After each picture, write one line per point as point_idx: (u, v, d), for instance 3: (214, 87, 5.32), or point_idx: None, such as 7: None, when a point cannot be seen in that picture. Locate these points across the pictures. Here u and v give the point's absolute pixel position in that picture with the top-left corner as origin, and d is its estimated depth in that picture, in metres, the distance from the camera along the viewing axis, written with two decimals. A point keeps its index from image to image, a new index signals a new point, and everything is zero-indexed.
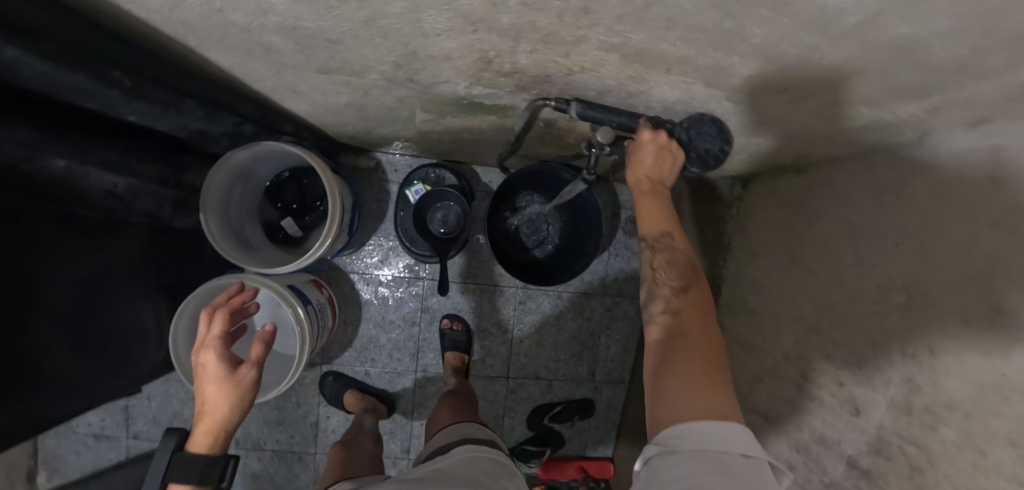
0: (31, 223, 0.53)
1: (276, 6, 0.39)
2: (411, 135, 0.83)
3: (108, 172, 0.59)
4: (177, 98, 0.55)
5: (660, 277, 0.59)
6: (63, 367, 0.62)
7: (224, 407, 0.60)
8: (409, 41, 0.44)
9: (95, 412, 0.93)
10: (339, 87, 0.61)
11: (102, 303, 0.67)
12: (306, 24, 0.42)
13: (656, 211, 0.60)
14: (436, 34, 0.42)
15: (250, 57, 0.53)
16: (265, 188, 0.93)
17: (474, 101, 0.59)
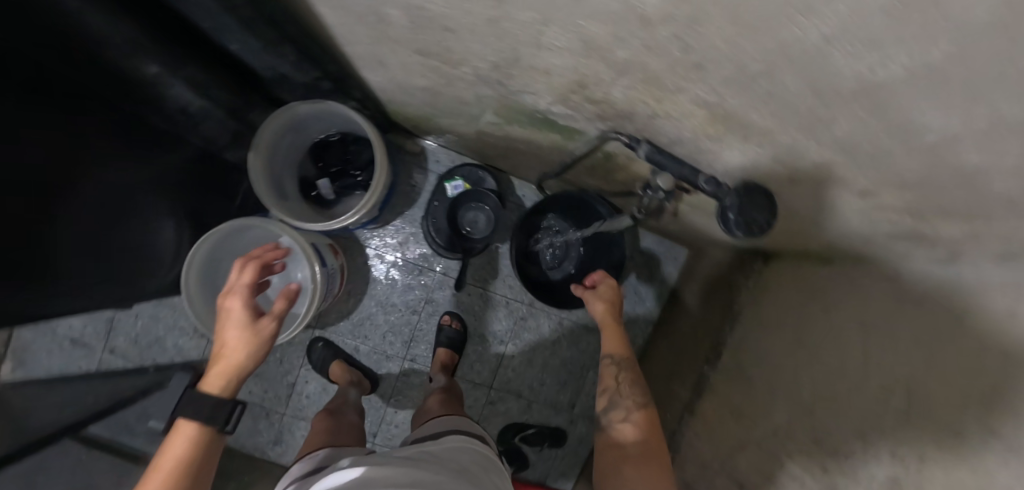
0: None
1: None
2: (468, 132, 0.85)
3: (189, 89, 0.61)
4: (280, 39, 0.58)
5: (622, 390, 0.74)
6: (63, 262, 0.62)
7: (243, 349, 0.59)
8: (519, 47, 0.47)
9: (79, 316, 0.92)
10: (426, 71, 0.64)
11: (121, 209, 0.67)
12: (432, 7, 0.45)
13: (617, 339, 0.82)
14: (548, 49, 0.45)
15: (359, 24, 0.56)
16: (313, 143, 0.94)
17: (548, 117, 0.62)
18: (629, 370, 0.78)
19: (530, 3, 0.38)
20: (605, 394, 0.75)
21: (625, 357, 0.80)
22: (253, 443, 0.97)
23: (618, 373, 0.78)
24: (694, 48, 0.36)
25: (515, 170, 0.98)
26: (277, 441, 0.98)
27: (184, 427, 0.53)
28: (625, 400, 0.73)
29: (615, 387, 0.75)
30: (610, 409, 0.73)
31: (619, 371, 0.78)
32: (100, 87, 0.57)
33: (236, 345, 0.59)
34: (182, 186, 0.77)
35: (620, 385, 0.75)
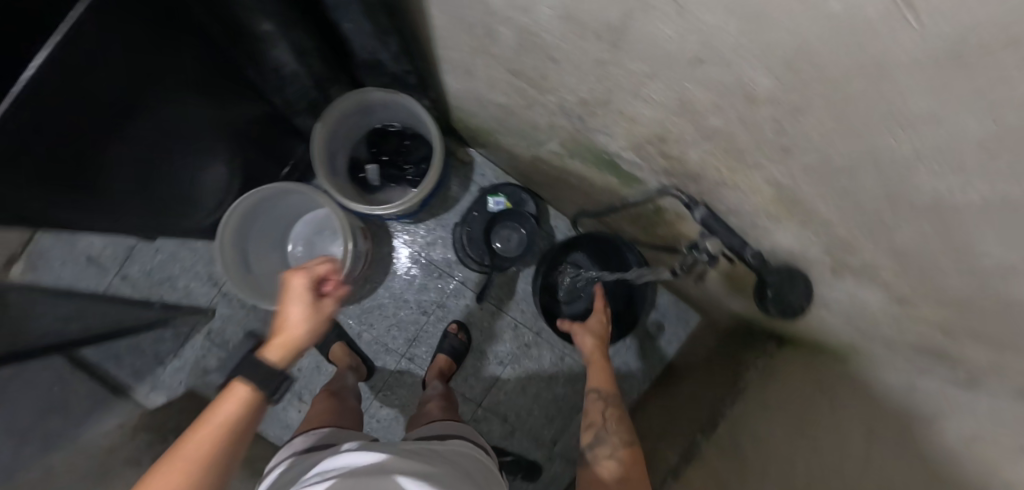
0: (182, 35, 0.57)
1: (540, 14, 0.45)
2: (524, 154, 0.84)
3: (289, 51, 0.64)
4: (389, 28, 0.61)
5: (609, 427, 0.74)
6: (118, 187, 0.61)
7: (309, 323, 0.59)
8: (614, 92, 0.50)
9: (104, 237, 0.97)
10: (511, 91, 0.65)
11: (184, 144, 0.68)
12: (545, 35, 0.48)
13: (604, 375, 0.83)
14: (643, 100, 0.48)
15: (463, 33, 0.59)
16: (372, 130, 0.95)
17: (612, 160, 0.64)
18: (616, 406, 0.79)
19: (647, 56, 0.41)
20: (592, 429, 0.75)
21: (613, 392, 0.81)
22: None
23: (604, 410, 0.78)
24: (787, 132, 0.40)
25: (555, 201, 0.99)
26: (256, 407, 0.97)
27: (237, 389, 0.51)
28: (612, 436, 0.72)
29: (600, 422, 0.75)
30: (596, 445, 0.72)
31: (606, 407, 0.79)
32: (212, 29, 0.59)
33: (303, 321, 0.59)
34: (246, 134, 0.79)
35: (605, 420, 0.75)
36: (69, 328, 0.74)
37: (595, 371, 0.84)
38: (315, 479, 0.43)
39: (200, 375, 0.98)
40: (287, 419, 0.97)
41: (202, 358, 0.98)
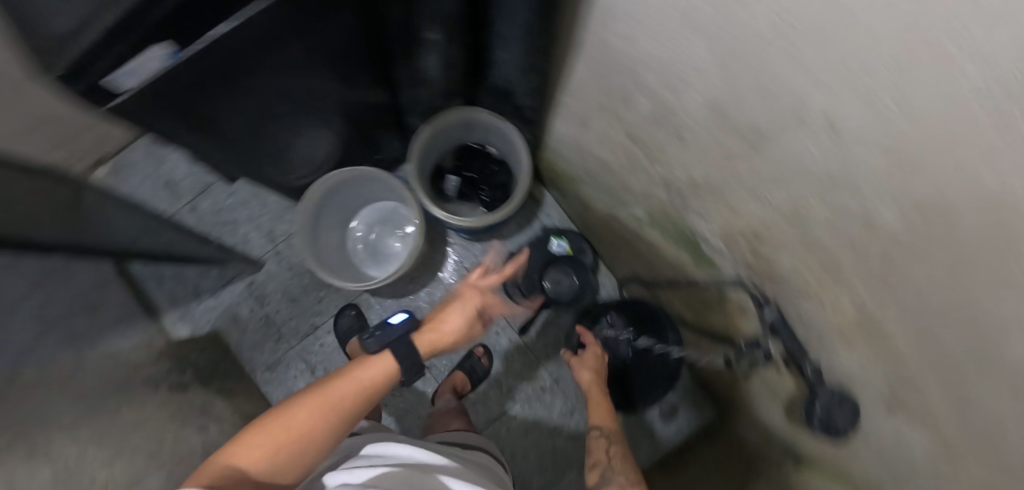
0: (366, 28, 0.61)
1: (686, 98, 0.49)
2: (603, 212, 0.87)
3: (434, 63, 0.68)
4: (526, 71, 0.64)
5: (614, 466, 0.74)
6: (224, 116, 0.64)
7: (460, 335, 0.69)
8: (729, 184, 0.53)
9: (190, 168, 1.05)
10: (616, 151, 0.68)
11: (301, 106, 0.71)
12: (681, 115, 0.51)
13: (604, 410, 0.83)
14: (756, 199, 0.51)
15: (593, 90, 0.63)
16: (464, 143, 0.98)
17: (694, 240, 0.66)
18: (619, 445, 0.79)
19: (782, 164, 0.45)
20: (598, 468, 0.75)
21: (615, 430, 0.81)
22: (252, 358, 1.01)
23: (608, 447, 0.78)
24: (896, 273, 0.41)
25: (611, 260, 1.01)
26: (269, 368, 1.01)
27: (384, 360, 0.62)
28: (618, 477, 0.72)
29: (605, 463, 0.75)
30: (604, 484, 0.71)
31: (609, 445, 0.78)
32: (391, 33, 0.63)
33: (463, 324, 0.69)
34: (359, 116, 0.82)
35: (611, 461, 0.75)
36: (144, 242, 0.81)
37: (595, 406, 0.84)
38: (357, 461, 0.50)
39: (227, 320, 1.01)
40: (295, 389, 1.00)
41: (234, 305, 1.02)
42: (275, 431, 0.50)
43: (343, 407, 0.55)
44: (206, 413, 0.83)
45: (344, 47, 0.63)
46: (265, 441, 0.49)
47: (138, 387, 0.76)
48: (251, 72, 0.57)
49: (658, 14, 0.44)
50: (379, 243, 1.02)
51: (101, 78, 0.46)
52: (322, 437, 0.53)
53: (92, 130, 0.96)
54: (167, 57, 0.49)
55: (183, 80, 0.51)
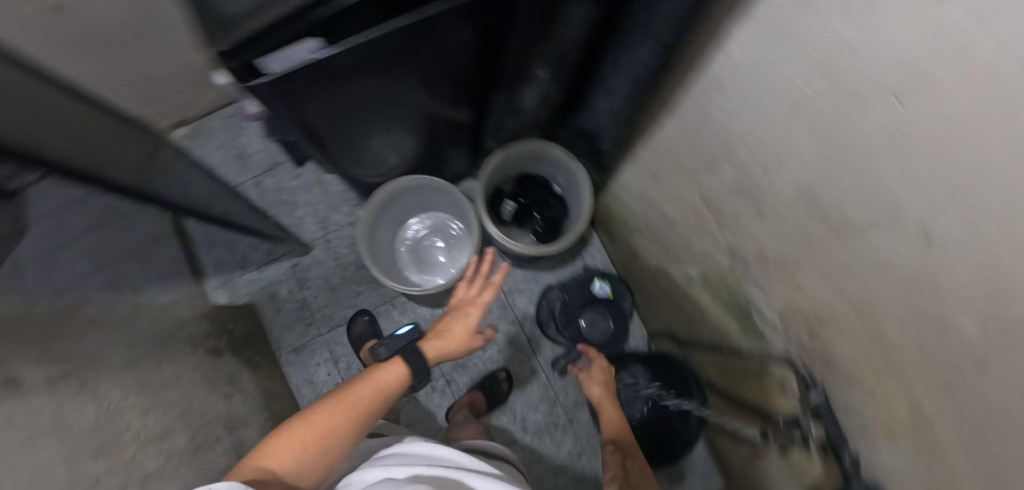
0: (484, 59, 0.62)
1: (776, 177, 0.51)
2: (653, 264, 0.90)
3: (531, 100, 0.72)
4: (625, 119, 0.67)
5: (632, 478, 0.75)
6: (323, 110, 0.63)
7: (464, 342, 0.70)
8: (799, 266, 0.55)
9: (263, 144, 1.10)
10: (684, 211, 0.71)
11: (389, 113, 0.70)
12: (767, 191, 0.54)
13: (618, 422, 0.85)
14: (829, 284, 0.53)
15: (674, 150, 0.67)
16: (526, 173, 1.01)
17: (745, 309, 0.68)
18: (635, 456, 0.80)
19: (862, 259, 0.47)
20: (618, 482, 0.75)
21: (629, 440, 0.83)
22: (282, 339, 1.04)
23: (626, 461, 0.79)
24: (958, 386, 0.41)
25: (648, 311, 1.02)
26: (295, 350, 1.04)
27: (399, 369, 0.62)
28: None
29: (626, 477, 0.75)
30: None
31: (626, 459, 0.79)
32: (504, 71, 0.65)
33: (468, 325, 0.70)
34: (439, 134, 0.85)
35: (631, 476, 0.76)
36: (217, 207, 0.87)
37: (610, 418, 0.86)
38: (395, 460, 0.57)
39: (266, 295, 1.05)
40: (315, 376, 1.03)
41: (274, 283, 1.05)
42: (299, 433, 0.50)
43: (363, 409, 0.56)
44: (232, 383, 0.86)
45: (456, 74, 0.64)
46: (288, 444, 0.49)
47: (179, 344, 0.79)
48: (365, 73, 0.56)
49: (773, 94, 0.47)
50: (425, 252, 1.05)
51: (245, 59, 0.48)
52: (344, 435, 0.53)
53: (184, 93, 1.03)
54: (311, 53, 0.50)
55: (312, 66, 0.51)
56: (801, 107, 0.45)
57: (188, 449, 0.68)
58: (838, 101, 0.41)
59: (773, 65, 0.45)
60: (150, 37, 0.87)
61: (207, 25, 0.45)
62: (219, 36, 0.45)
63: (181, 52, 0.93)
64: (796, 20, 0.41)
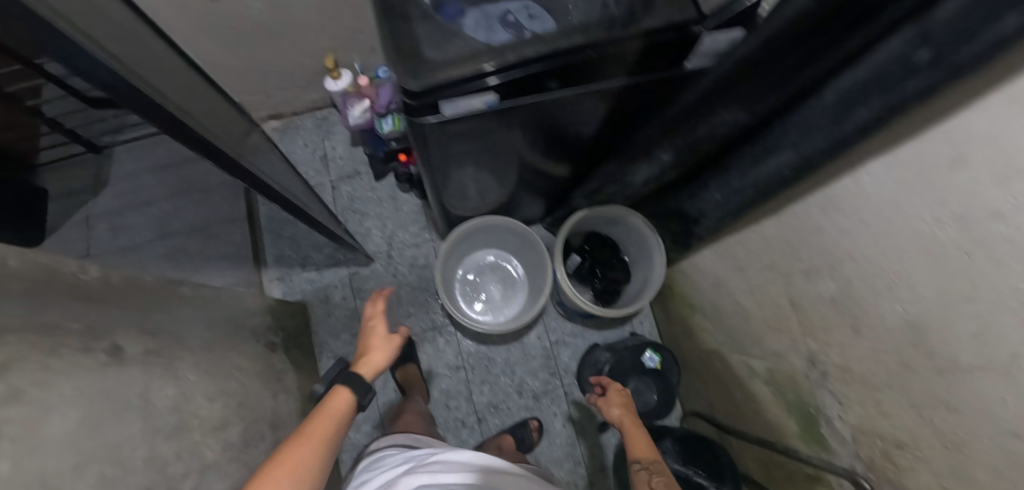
0: (617, 129, 0.67)
1: (888, 303, 0.54)
2: (711, 346, 0.91)
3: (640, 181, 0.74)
4: (723, 221, 0.70)
5: None
6: (459, 156, 0.68)
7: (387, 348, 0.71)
8: (887, 389, 0.57)
9: (347, 152, 1.15)
10: (765, 308, 0.74)
11: (507, 162, 0.75)
12: (870, 311, 0.56)
13: (643, 442, 0.72)
14: (922, 417, 0.53)
15: (766, 250, 0.70)
16: (596, 233, 1.05)
17: (812, 414, 0.69)
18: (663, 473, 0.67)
19: (960, 400, 0.48)
20: None
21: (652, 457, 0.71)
22: (327, 344, 1.05)
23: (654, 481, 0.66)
24: None
25: (691, 389, 1.02)
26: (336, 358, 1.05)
27: (339, 393, 0.60)
28: None
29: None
30: None
31: (651, 478, 0.67)
32: (628, 145, 0.70)
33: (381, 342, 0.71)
34: (531, 184, 0.89)
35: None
36: (308, 206, 0.91)
37: (635, 439, 0.73)
38: (440, 468, 0.58)
39: (320, 297, 1.07)
40: None
41: (330, 288, 1.08)
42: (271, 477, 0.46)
43: (329, 440, 0.54)
44: (281, 380, 0.86)
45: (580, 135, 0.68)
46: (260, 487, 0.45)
47: (244, 333, 0.80)
48: (516, 125, 0.61)
49: (900, 227, 0.50)
50: (483, 288, 1.07)
51: (426, 100, 0.49)
52: (316, 462, 0.50)
53: (288, 91, 1.08)
54: (486, 104, 0.52)
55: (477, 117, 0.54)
56: (930, 250, 0.47)
57: (239, 444, 0.67)
58: (971, 258, 0.42)
59: (906, 205, 0.48)
60: (280, 38, 0.92)
61: (409, 64, 0.47)
62: (417, 73, 0.46)
63: (302, 56, 0.98)
64: (940, 168, 0.43)
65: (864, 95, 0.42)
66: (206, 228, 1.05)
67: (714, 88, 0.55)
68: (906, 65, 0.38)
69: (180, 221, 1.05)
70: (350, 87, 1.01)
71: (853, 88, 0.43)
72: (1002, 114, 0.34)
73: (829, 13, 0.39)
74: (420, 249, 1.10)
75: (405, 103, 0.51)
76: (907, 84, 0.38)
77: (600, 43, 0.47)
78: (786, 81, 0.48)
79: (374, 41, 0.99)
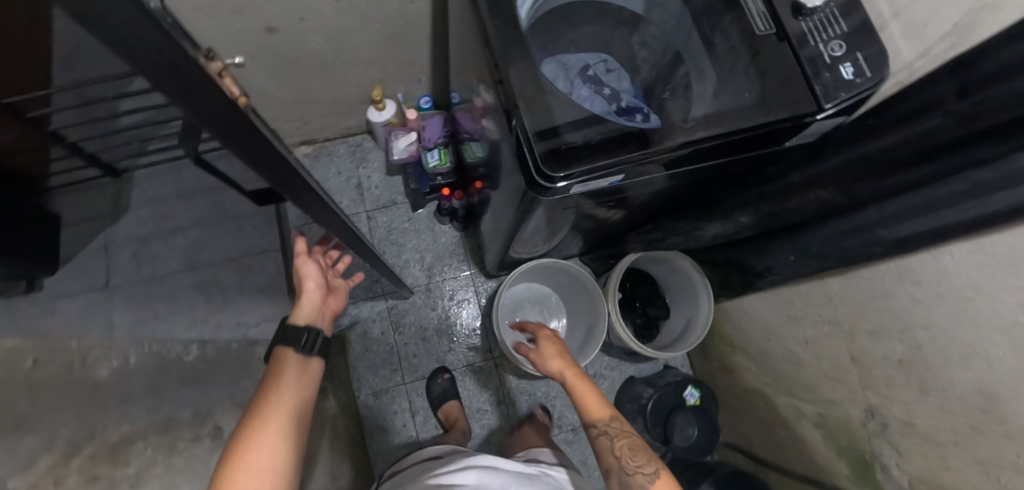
0: (698, 192, 0.72)
1: (956, 369, 0.58)
2: (756, 384, 0.96)
3: (706, 235, 0.77)
4: (786, 279, 0.73)
5: (628, 464, 0.61)
6: (543, 212, 0.67)
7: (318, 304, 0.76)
8: (951, 445, 0.61)
9: (384, 180, 1.12)
10: (822, 358, 0.78)
11: (578, 216, 0.76)
12: (939, 374, 0.60)
13: (597, 400, 0.66)
14: (985, 474, 0.57)
15: (829, 307, 0.74)
16: (636, 270, 1.07)
17: (868, 460, 0.73)
18: (623, 430, 0.63)
19: None
20: (614, 477, 0.62)
21: (610, 415, 0.65)
22: (364, 381, 1.01)
23: (617, 444, 0.62)
24: None
25: (729, 422, 1.06)
26: (375, 393, 1.01)
27: (289, 354, 0.63)
28: (637, 476, 0.59)
29: (618, 468, 0.62)
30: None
31: (612, 440, 0.63)
32: (704, 203, 0.75)
33: (321, 283, 0.76)
34: (588, 232, 0.88)
35: (620, 460, 0.61)
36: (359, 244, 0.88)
37: (587, 396, 0.66)
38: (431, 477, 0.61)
39: (356, 331, 1.03)
40: (390, 424, 1.00)
41: (367, 322, 1.04)
42: (254, 454, 0.48)
43: (300, 406, 0.57)
44: (332, 427, 0.83)
45: (655, 191, 0.69)
46: (243, 456, 0.48)
47: None
48: (617, 191, 0.64)
49: (979, 306, 0.53)
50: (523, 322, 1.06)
51: (560, 186, 0.54)
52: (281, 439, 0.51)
53: (325, 119, 1.04)
54: (610, 182, 0.59)
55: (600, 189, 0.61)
56: (1010, 330, 0.50)
57: None
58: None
59: (988, 287, 0.52)
60: (328, 69, 0.89)
61: (548, 146, 0.53)
62: (551, 140, 0.54)
63: (347, 87, 0.95)
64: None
65: (975, 197, 0.45)
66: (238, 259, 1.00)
67: (811, 170, 0.59)
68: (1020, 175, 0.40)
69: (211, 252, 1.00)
70: (394, 119, 1.00)
71: (965, 190, 0.46)
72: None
73: (960, 135, 0.45)
74: (460, 282, 1.09)
75: (536, 184, 0.55)
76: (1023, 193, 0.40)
77: (727, 135, 0.55)
78: (887, 173, 0.53)
79: (422, 73, 0.97)
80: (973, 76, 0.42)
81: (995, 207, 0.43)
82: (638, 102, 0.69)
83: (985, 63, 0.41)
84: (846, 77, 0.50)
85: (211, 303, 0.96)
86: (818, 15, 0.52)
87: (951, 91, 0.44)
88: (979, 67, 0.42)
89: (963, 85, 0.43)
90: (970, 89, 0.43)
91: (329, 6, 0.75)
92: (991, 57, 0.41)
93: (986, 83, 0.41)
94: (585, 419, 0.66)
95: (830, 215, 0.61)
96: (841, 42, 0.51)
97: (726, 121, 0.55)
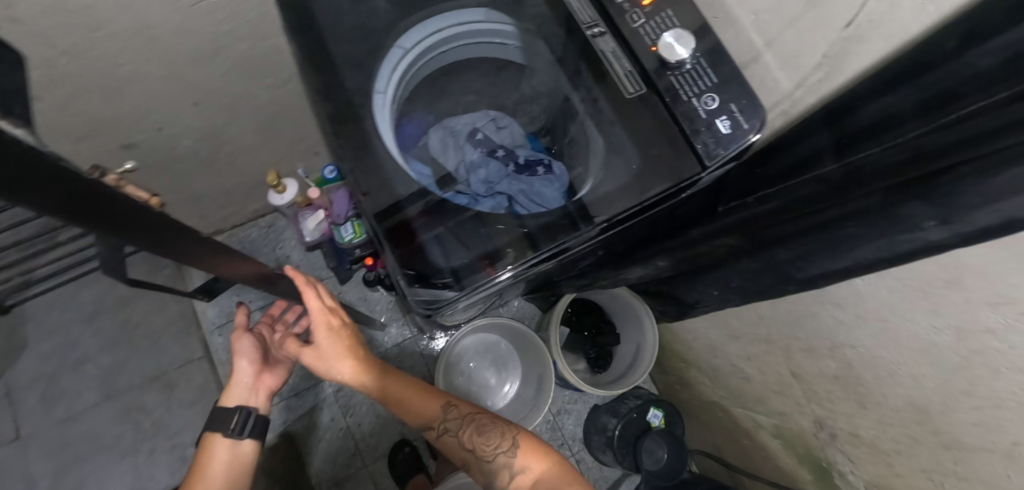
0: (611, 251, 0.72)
1: (882, 384, 0.58)
2: (714, 397, 0.96)
3: (631, 278, 0.76)
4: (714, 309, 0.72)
5: (487, 450, 0.64)
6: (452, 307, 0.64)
7: (252, 384, 0.70)
8: (897, 453, 0.60)
9: (306, 258, 1.06)
10: (767, 372, 0.78)
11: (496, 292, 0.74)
12: (870, 388, 0.60)
13: (428, 398, 0.69)
14: (932, 480, 0.56)
15: (762, 324, 0.74)
16: (580, 302, 1.03)
17: (826, 467, 0.74)
18: (466, 415, 0.67)
19: (970, 474, 0.50)
20: (478, 467, 0.65)
21: (446, 407, 0.68)
22: (325, 473, 0.97)
23: (467, 432, 0.66)
24: None
25: (699, 430, 1.07)
26: (337, 483, 0.97)
27: (217, 440, 0.65)
28: (498, 457, 0.63)
29: (476, 459, 0.65)
30: (493, 475, 0.63)
31: (459, 430, 0.66)
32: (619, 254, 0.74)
33: (257, 358, 0.71)
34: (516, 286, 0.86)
35: (475, 450, 0.65)
36: None
37: (417, 401, 0.68)
38: None
39: (306, 423, 0.98)
40: None
41: (315, 411, 0.99)
42: None
43: None
44: None
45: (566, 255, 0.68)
46: None
47: None
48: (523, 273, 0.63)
49: (897, 327, 0.51)
50: (474, 374, 1.02)
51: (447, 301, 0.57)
52: None
53: (226, 208, 0.97)
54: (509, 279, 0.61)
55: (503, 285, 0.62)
56: (925, 348, 0.49)
57: None
58: (969, 362, 0.43)
59: (899, 310, 0.50)
60: (212, 165, 0.82)
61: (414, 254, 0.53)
62: (393, 219, 0.56)
63: (240, 175, 0.89)
64: (932, 287, 0.44)
65: (872, 241, 0.40)
66: (161, 376, 0.93)
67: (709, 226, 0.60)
68: (909, 225, 0.36)
69: (128, 374, 0.93)
70: (299, 198, 0.92)
71: (861, 231, 0.41)
72: (995, 262, 0.35)
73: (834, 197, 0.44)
74: (405, 348, 1.05)
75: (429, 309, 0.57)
76: (915, 240, 0.36)
77: (614, 216, 0.54)
78: (781, 219, 0.51)
79: (318, 146, 0.91)
80: (848, 128, 0.44)
81: (898, 249, 0.38)
82: (537, 154, 0.66)
83: (855, 115, 0.42)
84: (725, 131, 0.49)
85: (136, 430, 0.90)
86: (690, 69, 0.51)
87: (831, 145, 0.46)
88: (853, 119, 0.43)
89: (840, 138, 0.45)
90: (845, 143, 0.44)
91: (187, 108, 0.68)
92: (861, 110, 0.42)
93: (857, 138, 0.43)
94: (424, 423, 0.68)
95: (736, 261, 0.60)
96: (713, 95, 0.50)
97: (620, 189, 0.53)
